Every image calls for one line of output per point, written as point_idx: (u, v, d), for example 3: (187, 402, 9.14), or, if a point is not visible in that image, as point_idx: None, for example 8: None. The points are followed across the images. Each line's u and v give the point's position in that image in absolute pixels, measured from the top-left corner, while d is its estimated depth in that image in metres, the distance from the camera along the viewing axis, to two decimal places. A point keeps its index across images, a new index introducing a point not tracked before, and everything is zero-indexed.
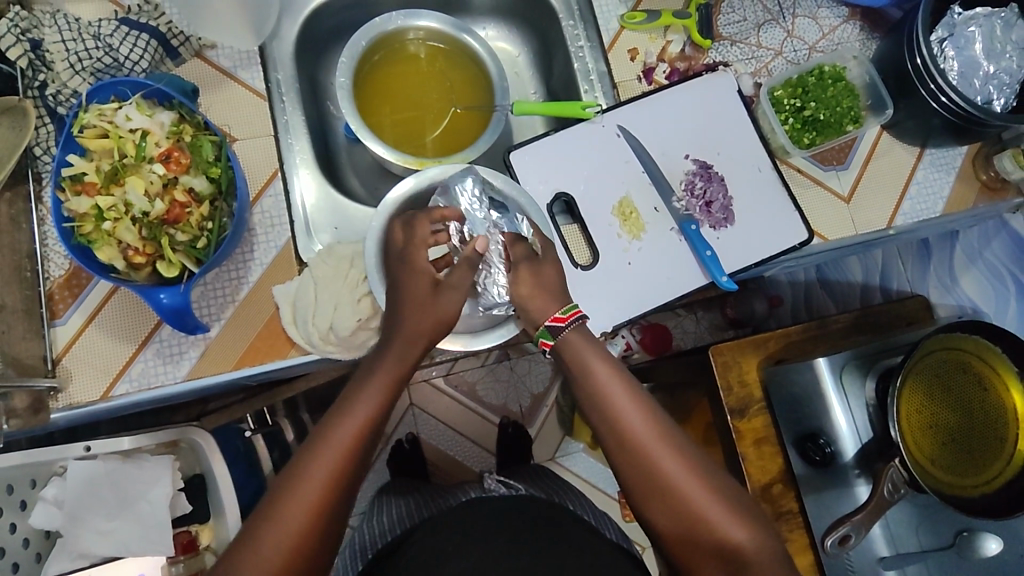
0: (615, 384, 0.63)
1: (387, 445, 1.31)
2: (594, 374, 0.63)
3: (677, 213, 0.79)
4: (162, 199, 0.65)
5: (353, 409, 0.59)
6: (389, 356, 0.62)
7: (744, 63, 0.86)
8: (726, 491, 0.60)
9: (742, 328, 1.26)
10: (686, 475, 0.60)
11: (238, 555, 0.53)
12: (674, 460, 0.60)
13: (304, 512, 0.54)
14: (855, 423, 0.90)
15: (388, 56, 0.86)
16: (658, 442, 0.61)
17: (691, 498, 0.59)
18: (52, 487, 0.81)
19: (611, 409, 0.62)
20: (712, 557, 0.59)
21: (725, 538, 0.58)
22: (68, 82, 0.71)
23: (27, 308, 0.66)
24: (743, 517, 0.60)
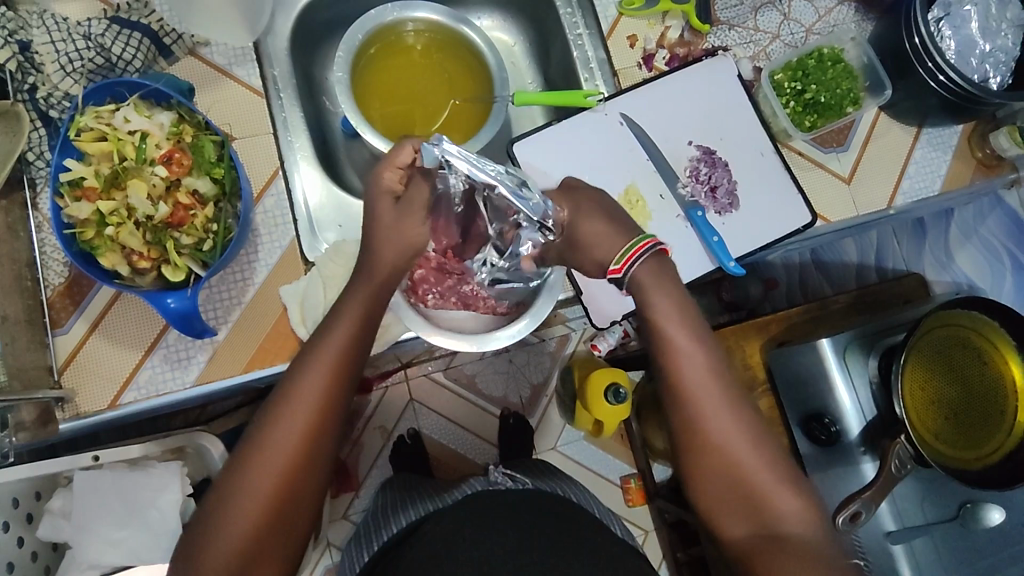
0: (677, 322, 0.63)
1: (389, 441, 1.32)
2: (663, 326, 0.63)
3: (683, 200, 0.79)
4: (166, 202, 0.64)
5: (313, 381, 0.58)
6: (337, 327, 0.60)
7: (743, 47, 0.86)
8: (769, 449, 0.62)
9: (738, 312, 1.20)
10: (733, 429, 0.61)
11: (214, 521, 0.55)
12: (723, 413, 0.61)
13: (266, 484, 0.55)
14: (860, 402, 0.91)
15: (385, 49, 0.85)
16: (709, 391, 0.62)
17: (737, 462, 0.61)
18: (59, 498, 0.80)
19: (669, 352, 0.62)
20: (738, 508, 0.61)
21: (762, 501, 0.60)
22: (59, 85, 0.69)
23: (29, 317, 0.65)
24: (784, 476, 0.61)
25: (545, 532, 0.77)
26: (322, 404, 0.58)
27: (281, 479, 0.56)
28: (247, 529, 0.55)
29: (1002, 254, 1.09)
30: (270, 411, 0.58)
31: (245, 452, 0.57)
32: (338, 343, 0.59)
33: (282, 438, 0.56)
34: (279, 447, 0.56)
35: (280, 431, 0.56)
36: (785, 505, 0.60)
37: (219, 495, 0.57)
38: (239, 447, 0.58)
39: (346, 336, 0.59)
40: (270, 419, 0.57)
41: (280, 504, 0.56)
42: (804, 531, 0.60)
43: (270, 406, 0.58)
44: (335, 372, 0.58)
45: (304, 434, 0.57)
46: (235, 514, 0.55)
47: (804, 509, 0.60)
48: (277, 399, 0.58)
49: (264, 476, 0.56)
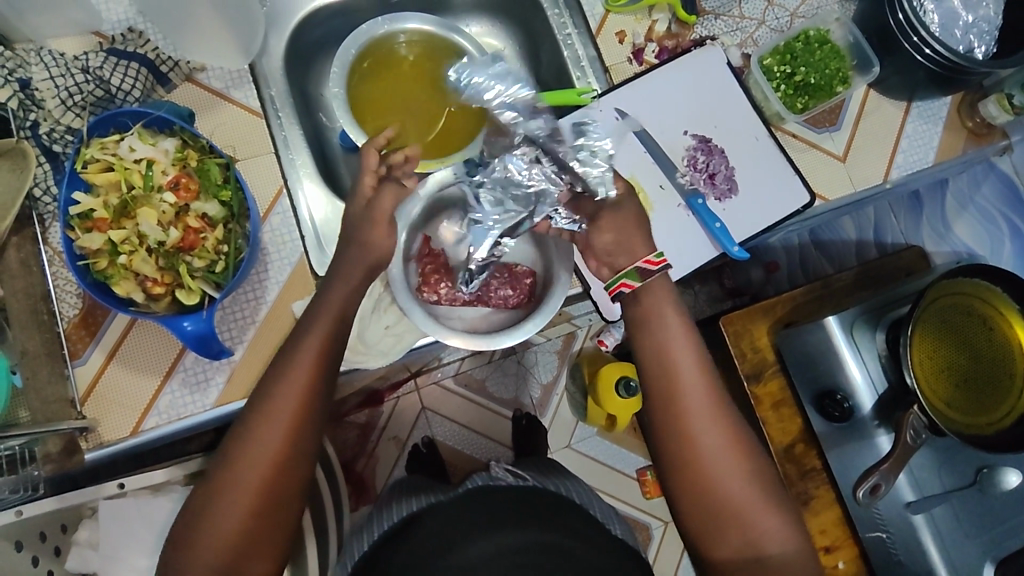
0: (675, 346, 0.67)
1: (405, 451, 1.32)
2: (662, 345, 0.67)
3: (683, 189, 0.80)
4: (176, 227, 0.64)
5: (285, 404, 0.59)
6: (305, 344, 0.60)
7: (730, 35, 0.88)
8: (756, 469, 0.65)
9: (741, 298, 1.22)
10: (719, 446, 0.64)
11: (189, 540, 0.57)
12: (708, 430, 0.65)
13: (240, 505, 0.57)
14: (870, 375, 0.93)
15: (377, 63, 0.86)
16: (698, 410, 0.65)
17: (727, 483, 0.63)
18: (85, 529, 0.80)
19: (663, 368, 0.67)
20: (725, 530, 0.63)
21: (748, 520, 0.63)
22: (61, 119, 0.70)
23: (49, 351, 0.64)
24: (770, 497, 0.64)
25: (573, 528, 0.77)
26: (288, 425, 0.58)
27: (255, 499, 0.57)
28: (221, 549, 0.56)
29: (999, 219, 1.11)
30: (242, 432, 0.58)
31: (218, 472, 0.58)
32: (307, 363, 0.59)
33: (257, 460, 0.57)
34: (249, 479, 0.57)
35: (253, 452, 0.57)
36: (769, 523, 0.63)
37: (192, 515, 0.57)
38: (213, 466, 0.59)
39: (315, 355, 0.60)
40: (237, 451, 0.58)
41: (254, 524, 0.57)
42: (780, 542, 0.63)
43: (240, 425, 0.59)
44: (306, 393, 0.59)
45: (273, 464, 0.58)
46: (204, 551, 0.56)
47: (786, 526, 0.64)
48: (248, 419, 0.59)
49: (238, 497, 0.57)
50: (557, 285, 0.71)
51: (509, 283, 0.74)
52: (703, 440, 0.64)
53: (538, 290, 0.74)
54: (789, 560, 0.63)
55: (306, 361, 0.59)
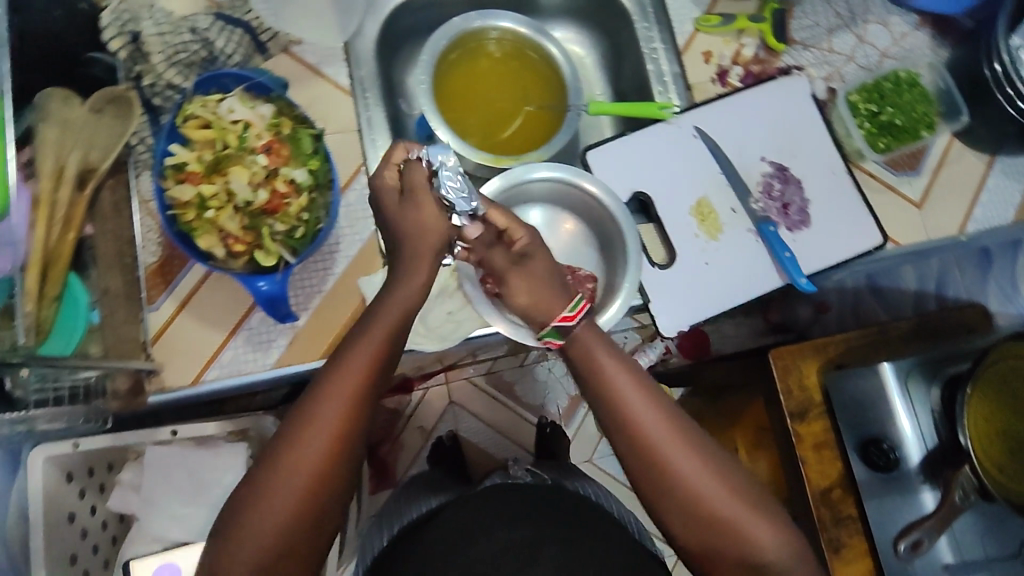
0: (613, 370, 0.58)
1: (428, 442, 1.34)
2: (599, 366, 0.58)
3: (756, 214, 0.78)
4: (265, 189, 0.66)
5: (346, 381, 0.53)
6: (378, 318, 0.55)
7: (817, 68, 0.87)
8: (739, 477, 0.58)
9: (785, 333, 1.17)
10: (695, 466, 0.57)
11: (239, 531, 0.51)
12: (682, 454, 0.57)
13: (294, 491, 0.51)
14: (921, 430, 0.92)
15: (463, 56, 0.88)
16: (669, 438, 0.57)
17: (710, 498, 0.56)
18: (129, 471, 0.82)
19: (615, 399, 0.57)
20: (720, 547, 0.57)
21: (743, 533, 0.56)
22: (163, 74, 0.73)
23: (128, 293, 0.67)
24: (756, 505, 0.57)
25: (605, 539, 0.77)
26: (347, 406, 0.53)
27: (308, 486, 0.52)
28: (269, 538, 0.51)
29: None
30: (303, 410, 0.53)
31: (274, 455, 0.52)
32: (384, 333, 0.55)
33: (314, 441, 0.52)
34: (281, 493, 0.51)
35: (312, 432, 0.52)
36: (761, 533, 0.56)
37: (243, 501, 0.52)
38: (266, 449, 0.54)
39: (392, 325, 0.55)
40: (261, 485, 0.52)
41: (306, 514, 0.52)
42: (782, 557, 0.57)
43: (299, 404, 0.54)
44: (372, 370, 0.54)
45: (315, 469, 0.52)
46: (249, 539, 0.51)
47: (780, 534, 0.57)
48: (307, 398, 0.54)
49: (293, 482, 0.51)
50: (618, 293, 0.70)
51: None
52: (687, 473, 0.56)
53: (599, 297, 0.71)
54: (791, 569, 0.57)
55: (378, 336, 0.55)
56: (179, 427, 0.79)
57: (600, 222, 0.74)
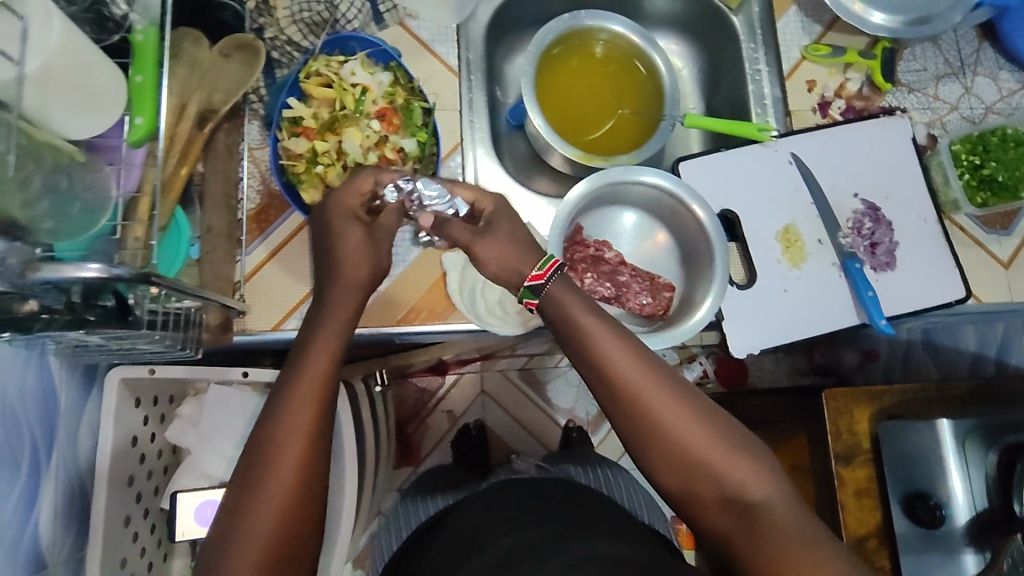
0: (584, 312, 0.55)
1: (455, 427, 1.34)
2: (570, 311, 0.56)
3: (842, 249, 0.78)
4: (374, 154, 0.68)
5: (311, 359, 0.53)
6: (331, 300, 0.57)
7: (920, 112, 0.86)
8: (727, 424, 0.53)
9: (827, 375, 1.22)
10: (679, 416, 0.53)
11: (233, 535, 0.48)
12: (667, 401, 0.53)
13: (279, 475, 0.49)
14: (971, 493, 0.90)
15: (567, 51, 0.89)
16: (645, 378, 0.53)
17: (697, 446, 0.52)
18: (189, 405, 0.85)
19: (590, 346, 0.54)
20: (711, 494, 0.52)
21: (733, 481, 0.52)
22: (285, 30, 0.76)
23: (230, 233, 0.69)
24: (747, 451, 0.53)
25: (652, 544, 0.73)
26: (315, 384, 0.52)
27: (293, 466, 0.50)
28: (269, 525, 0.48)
29: None
30: (273, 395, 0.53)
31: (254, 447, 0.51)
32: (336, 317, 0.56)
33: (288, 420, 0.50)
34: (264, 484, 0.49)
35: (283, 409, 0.51)
36: (752, 480, 0.51)
37: (231, 507, 0.50)
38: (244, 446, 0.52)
39: (343, 309, 0.56)
40: (252, 482, 0.49)
41: (294, 500, 0.49)
42: (777, 503, 0.51)
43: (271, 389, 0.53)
44: (331, 351, 0.54)
45: (298, 446, 0.50)
46: (250, 537, 0.48)
47: (773, 480, 0.52)
48: (278, 382, 0.53)
49: (274, 466, 0.49)
50: (698, 306, 0.70)
51: (648, 291, 0.74)
52: (665, 413, 0.52)
53: (675, 306, 0.74)
54: (790, 518, 0.51)
55: (338, 318, 0.56)
56: (251, 370, 0.78)
57: (689, 230, 0.74)
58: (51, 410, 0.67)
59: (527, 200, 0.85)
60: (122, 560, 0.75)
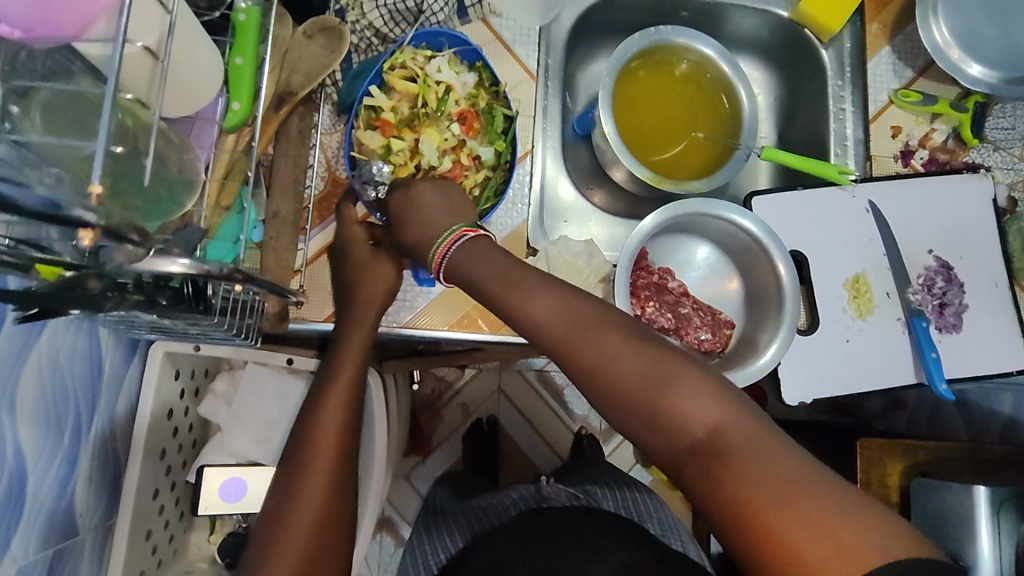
0: (481, 256, 0.54)
1: (467, 421, 1.33)
2: (466, 268, 0.54)
3: (910, 305, 0.76)
4: (449, 157, 0.67)
5: (341, 379, 0.60)
6: (352, 331, 0.64)
7: (1003, 172, 0.83)
8: (662, 353, 0.46)
9: (846, 416, 1.18)
10: (604, 353, 0.47)
11: (269, 541, 0.52)
12: (591, 344, 0.47)
13: (315, 480, 0.55)
14: (999, 561, 0.84)
15: (648, 66, 0.86)
16: (564, 321, 0.48)
17: (626, 380, 0.45)
18: (223, 382, 0.83)
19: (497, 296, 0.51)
20: (663, 439, 0.44)
21: (674, 414, 0.43)
22: (368, 15, 0.72)
23: (295, 220, 0.67)
24: (683, 373, 0.45)
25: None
26: (343, 401, 0.59)
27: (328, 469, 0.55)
28: (308, 526, 0.53)
29: None
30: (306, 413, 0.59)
31: (291, 460, 0.56)
32: (358, 344, 0.63)
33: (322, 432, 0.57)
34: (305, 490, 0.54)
35: (315, 426, 0.58)
36: (694, 406, 0.43)
37: (268, 518, 0.54)
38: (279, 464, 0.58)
39: (364, 337, 0.63)
40: (286, 493, 0.54)
41: (330, 501, 0.55)
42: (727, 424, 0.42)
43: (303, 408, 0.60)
44: (355, 372, 0.61)
45: (331, 456, 0.56)
46: (288, 544, 0.52)
47: (717, 399, 0.43)
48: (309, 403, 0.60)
49: (311, 471, 0.55)
50: (762, 350, 0.68)
51: (709, 327, 0.72)
52: (593, 357, 0.46)
53: (734, 344, 0.72)
54: (748, 439, 0.41)
55: (358, 343, 0.63)
56: (297, 358, 0.79)
57: (759, 270, 0.72)
58: (96, 378, 0.66)
59: (580, 213, 0.85)
60: (147, 531, 0.74)
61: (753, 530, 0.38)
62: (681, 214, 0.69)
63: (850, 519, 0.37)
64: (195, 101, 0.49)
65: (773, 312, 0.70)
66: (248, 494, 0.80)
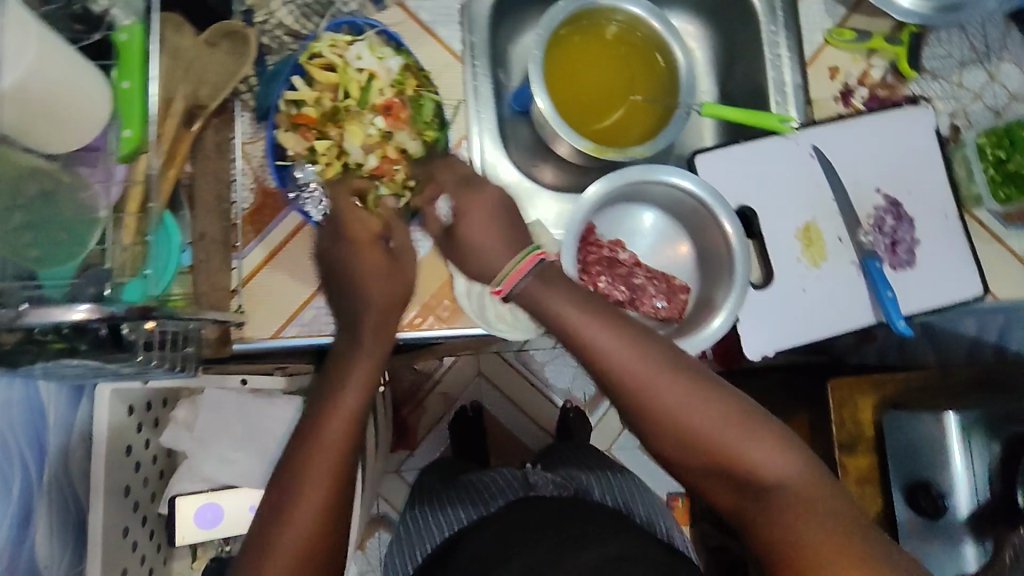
0: (551, 292, 0.53)
1: (450, 408, 1.31)
2: (552, 304, 0.52)
3: (862, 247, 0.75)
4: (375, 153, 0.64)
5: (353, 377, 0.53)
6: (364, 326, 0.55)
7: (944, 101, 0.83)
8: (740, 405, 0.51)
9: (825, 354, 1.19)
10: (671, 388, 0.50)
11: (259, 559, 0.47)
12: (665, 378, 0.50)
13: (316, 485, 0.48)
14: (975, 483, 0.88)
15: (580, 33, 0.83)
16: (638, 362, 0.50)
17: (694, 421, 0.49)
18: (183, 410, 0.80)
19: (559, 321, 0.52)
20: (723, 479, 0.50)
21: (739, 464, 0.49)
22: (276, 12, 0.70)
23: (224, 239, 0.66)
24: (748, 424, 0.50)
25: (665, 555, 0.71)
26: (357, 405, 0.52)
27: (333, 470, 0.49)
28: (303, 541, 0.47)
29: None
30: (312, 412, 0.52)
31: (288, 461, 0.50)
32: (372, 337, 0.55)
33: (323, 433, 0.50)
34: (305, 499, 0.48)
35: (317, 430, 0.50)
36: (761, 457, 0.49)
37: (259, 526, 0.49)
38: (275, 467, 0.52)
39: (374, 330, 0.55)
40: (282, 501, 0.48)
41: (329, 506, 0.48)
42: (781, 475, 0.49)
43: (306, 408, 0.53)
44: (369, 369, 0.54)
45: (332, 459, 0.49)
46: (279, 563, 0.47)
47: (779, 455, 0.49)
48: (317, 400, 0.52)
49: (313, 479, 0.48)
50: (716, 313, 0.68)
51: (664, 294, 0.72)
52: (661, 403, 0.50)
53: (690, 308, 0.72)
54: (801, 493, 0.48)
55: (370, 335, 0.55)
56: (251, 377, 0.79)
57: (706, 231, 0.72)
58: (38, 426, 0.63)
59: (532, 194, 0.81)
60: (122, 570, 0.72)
61: (800, 559, 0.45)
62: (625, 179, 0.69)
63: (880, 564, 0.44)
64: (78, 134, 0.48)
65: (722, 272, 0.70)
66: (225, 517, 0.80)
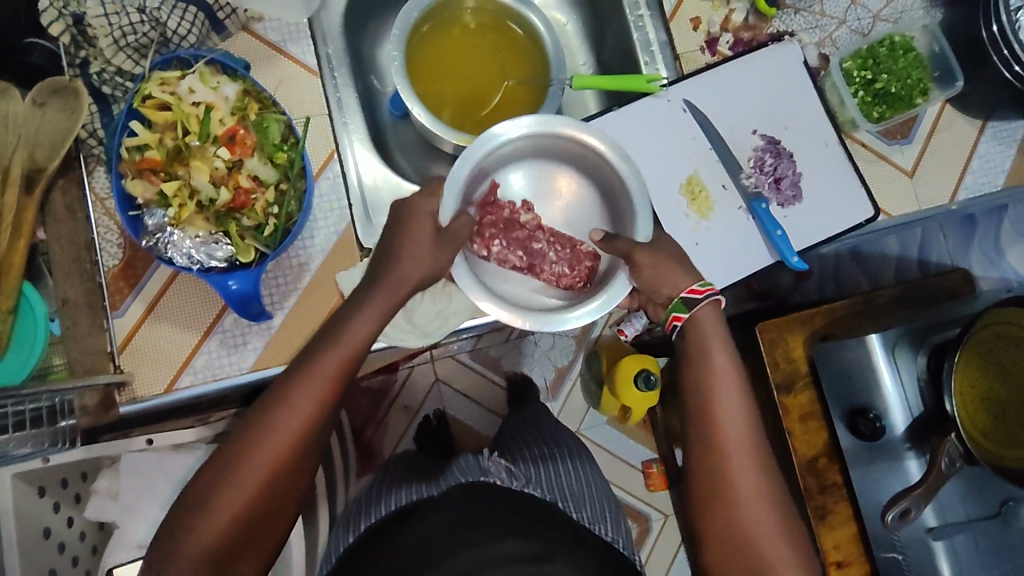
0: (718, 353, 0.62)
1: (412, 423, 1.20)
2: (713, 363, 0.61)
3: (745, 191, 0.76)
4: (227, 186, 0.63)
5: (317, 376, 0.54)
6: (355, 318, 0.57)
7: (808, 32, 0.84)
8: (779, 496, 0.59)
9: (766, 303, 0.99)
10: (750, 476, 0.59)
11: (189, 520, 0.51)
12: (744, 451, 0.59)
13: (263, 466, 0.51)
14: (906, 395, 0.84)
15: (437, 26, 0.82)
16: (747, 447, 0.60)
17: (739, 499, 0.58)
18: (105, 480, 0.78)
19: (705, 384, 0.61)
20: (727, 550, 0.58)
21: (761, 552, 0.57)
22: (112, 60, 0.65)
23: (88, 301, 0.63)
24: (784, 527, 0.58)
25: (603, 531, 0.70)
26: (316, 401, 0.53)
27: (277, 454, 0.52)
28: (234, 513, 0.51)
29: None
30: (270, 398, 0.54)
31: (242, 437, 0.53)
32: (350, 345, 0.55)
33: (279, 425, 0.52)
34: (243, 479, 0.51)
35: (273, 421, 0.52)
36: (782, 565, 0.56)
37: (203, 482, 0.52)
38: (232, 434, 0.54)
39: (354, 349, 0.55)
40: (226, 470, 0.52)
41: (271, 489, 0.52)
42: None
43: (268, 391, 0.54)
44: (337, 370, 0.54)
45: (280, 450, 0.52)
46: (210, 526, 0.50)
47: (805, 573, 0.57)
48: (277, 388, 0.54)
49: (259, 461, 0.52)
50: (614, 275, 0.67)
51: (568, 262, 0.71)
52: (744, 494, 0.59)
53: (595, 276, 0.70)
54: None
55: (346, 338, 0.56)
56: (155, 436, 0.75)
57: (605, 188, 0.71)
58: None
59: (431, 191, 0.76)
60: None
61: None
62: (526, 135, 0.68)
63: None
64: None
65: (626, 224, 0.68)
66: None
